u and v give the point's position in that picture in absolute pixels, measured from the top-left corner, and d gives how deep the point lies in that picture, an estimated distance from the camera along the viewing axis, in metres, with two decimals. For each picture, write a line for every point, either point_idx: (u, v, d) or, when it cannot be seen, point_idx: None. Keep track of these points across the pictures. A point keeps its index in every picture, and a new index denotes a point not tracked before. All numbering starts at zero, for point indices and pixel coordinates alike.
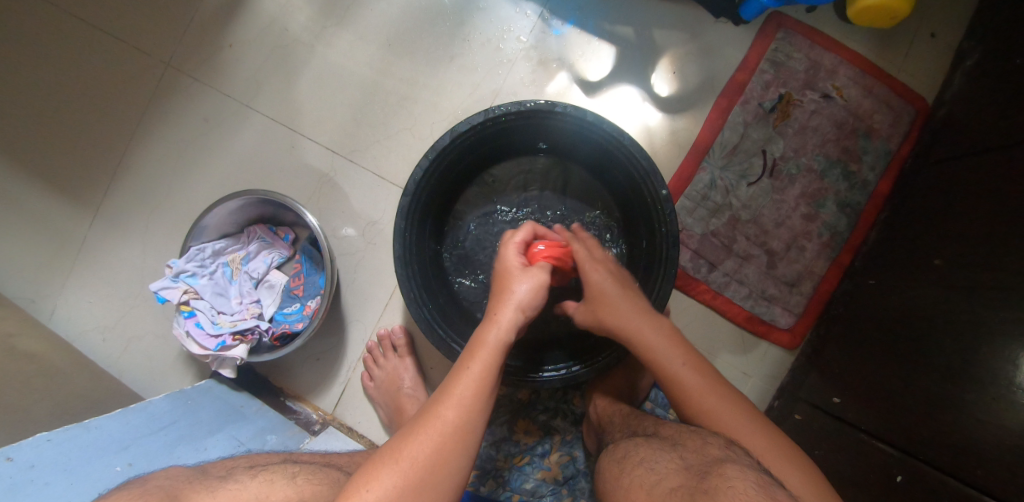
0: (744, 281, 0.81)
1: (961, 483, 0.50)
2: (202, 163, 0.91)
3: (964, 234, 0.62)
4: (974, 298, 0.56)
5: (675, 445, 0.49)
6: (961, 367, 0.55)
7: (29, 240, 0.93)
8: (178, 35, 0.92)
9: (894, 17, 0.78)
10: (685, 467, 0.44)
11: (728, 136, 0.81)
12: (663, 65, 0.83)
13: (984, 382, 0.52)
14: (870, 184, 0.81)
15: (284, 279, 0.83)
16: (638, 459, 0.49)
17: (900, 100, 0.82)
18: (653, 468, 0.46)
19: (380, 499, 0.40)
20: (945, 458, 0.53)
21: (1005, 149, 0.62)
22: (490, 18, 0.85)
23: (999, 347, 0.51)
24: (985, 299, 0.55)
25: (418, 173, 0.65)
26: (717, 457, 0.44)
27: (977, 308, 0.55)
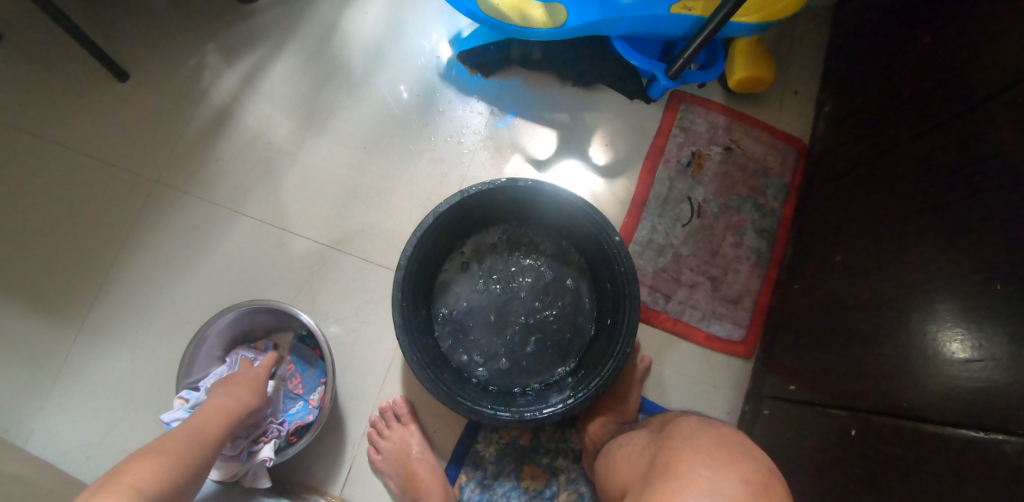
0: (696, 306, 0.94)
1: (902, 421, 0.59)
2: (191, 268, 0.97)
3: (853, 230, 0.77)
4: (873, 278, 0.69)
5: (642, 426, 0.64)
6: (880, 331, 0.66)
7: (8, 366, 0.93)
8: (165, 156, 1.02)
9: (763, 82, 1.01)
10: (649, 432, 0.59)
11: (658, 189, 0.98)
12: (597, 139, 1.01)
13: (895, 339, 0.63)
14: (776, 211, 1.00)
15: (279, 384, 0.87)
16: (617, 445, 0.63)
17: (783, 144, 1.03)
18: (627, 442, 0.61)
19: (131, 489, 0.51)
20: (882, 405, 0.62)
21: (866, 164, 0.80)
22: (449, 118, 1.01)
23: (901, 305, 0.63)
24: (881, 273, 0.68)
25: (408, 249, 0.76)
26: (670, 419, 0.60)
27: (875, 285, 0.69)
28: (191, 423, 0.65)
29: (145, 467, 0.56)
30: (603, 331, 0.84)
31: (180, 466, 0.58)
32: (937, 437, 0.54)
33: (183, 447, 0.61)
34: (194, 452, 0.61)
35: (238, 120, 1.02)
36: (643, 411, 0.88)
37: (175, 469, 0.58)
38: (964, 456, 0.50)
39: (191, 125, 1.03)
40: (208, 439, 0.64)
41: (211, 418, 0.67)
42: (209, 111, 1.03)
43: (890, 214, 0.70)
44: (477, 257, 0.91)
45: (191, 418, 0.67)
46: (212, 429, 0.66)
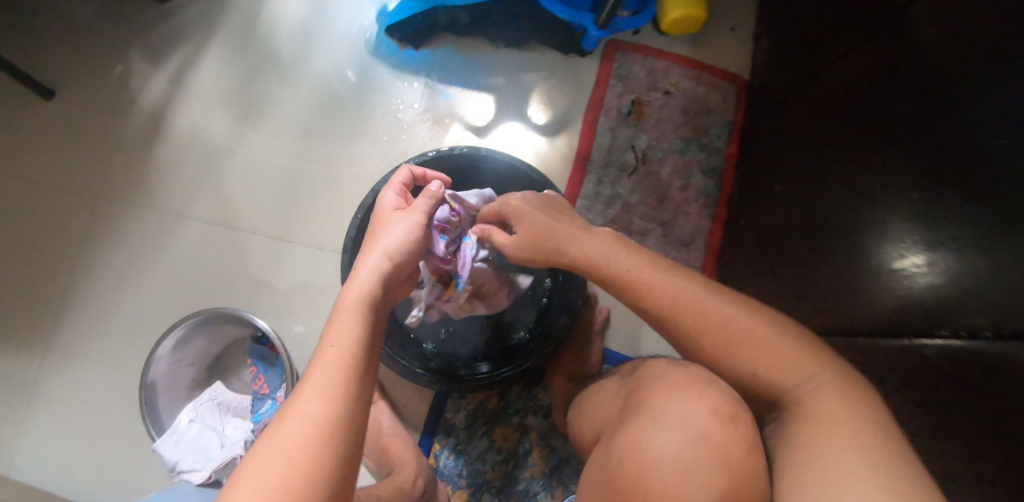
0: (649, 252, 0.94)
1: (837, 339, 0.62)
2: (145, 277, 0.93)
3: (798, 150, 0.76)
4: (824, 177, 0.67)
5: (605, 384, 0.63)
6: (817, 253, 0.67)
7: None
8: (104, 166, 0.97)
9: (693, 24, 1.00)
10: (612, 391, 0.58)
11: (601, 141, 0.98)
12: (535, 99, 1.01)
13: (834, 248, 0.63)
14: (722, 149, 0.99)
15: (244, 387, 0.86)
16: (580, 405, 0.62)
17: (723, 82, 1.03)
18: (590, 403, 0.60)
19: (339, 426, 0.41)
20: (823, 326, 0.64)
21: (807, 84, 0.78)
22: (385, 95, 1.00)
23: (854, 209, 0.61)
24: (828, 182, 0.66)
25: (352, 231, 0.77)
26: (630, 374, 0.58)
27: (813, 205, 0.69)
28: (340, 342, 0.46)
29: (283, 434, 0.40)
30: (557, 287, 0.87)
31: (326, 430, 0.40)
32: (864, 349, 0.57)
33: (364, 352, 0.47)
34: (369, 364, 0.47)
35: (172, 123, 0.99)
36: (607, 360, 0.89)
37: (343, 422, 0.41)
38: (891, 363, 0.53)
39: (127, 132, 0.99)
40: (325, 357, 0.45)
41: (336, 334, 0.47)
42: (144, 115, 1.00)
43: (837, 118, 0.67)
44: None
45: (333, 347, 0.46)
46: (327, 355, 0.45)
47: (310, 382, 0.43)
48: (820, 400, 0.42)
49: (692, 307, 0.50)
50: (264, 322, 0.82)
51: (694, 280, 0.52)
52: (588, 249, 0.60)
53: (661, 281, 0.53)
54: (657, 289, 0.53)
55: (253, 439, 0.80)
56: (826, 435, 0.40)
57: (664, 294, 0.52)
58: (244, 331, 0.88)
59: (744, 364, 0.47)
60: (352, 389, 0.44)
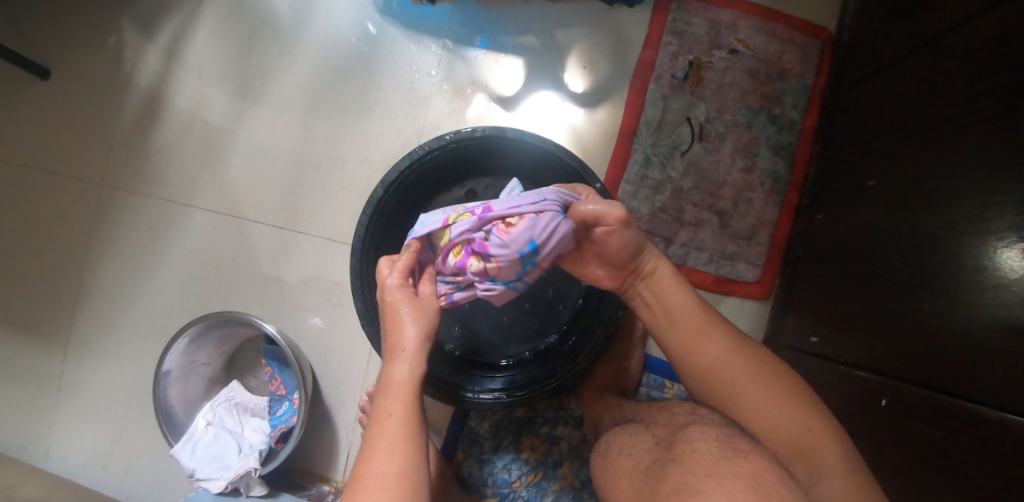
0: (702, 247, 0.82)
1: (938, 395, 0.51)
2: (156, 268, 0.88)
3: (902, 142, 0.62)
4: (930, 182, 0.56)
5: (648, 425, 0.54)
6: (926, 276, 0.54)
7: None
8: (105, 148, 0.90)
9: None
10: (656, 442, 0.48)
11: (651, 113, 0.83)
12: (572, 62, 0.86)
13: (947, 281, 0.51)
14: (797, 122, 0.83)
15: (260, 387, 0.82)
16: (617, 449, 0.53)
17: (803, 37, 0.84)
18: (630, 452, 0.51)
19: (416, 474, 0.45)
20: (921, 374, 0.53)
21: (919, 55, 0.62)
22: (397, 62, 0.87)
23: (958, 230, 0.51)
24: (944, 192, 0.54)
25: (360, 231, 0.68)
26: (681, 424, 0.49)
27: (915, 217, 0.57)
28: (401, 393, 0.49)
29: (378, 480, 0.44)
30: (594, 289, 0.77)
31: (409, 470, 0.45)
32: (982, 422, 0.46)
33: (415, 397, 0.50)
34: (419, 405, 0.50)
35: (169, 100, 0.90)
36: (648, 369, 0.80)
37: (420, 460, 0.46)
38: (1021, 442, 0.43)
39: (123, 110, 0.90)
40: (396, 405, 0.48)
41: (399, 382, 0.50)
42: (140, 90, 0.90)
43: (968, 110, 0.53)
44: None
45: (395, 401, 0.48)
46: (396, 401, 0.49)
47: (392, 429, 0.47)
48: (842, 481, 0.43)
49: (723, 370, 0.52)
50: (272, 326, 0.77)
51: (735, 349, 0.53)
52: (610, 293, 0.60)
53: (704, 341, 0.54)
54: (705, 352, 0.53)
55: (268, 445, 0.76)
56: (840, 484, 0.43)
57: (703, 354, 0.53)
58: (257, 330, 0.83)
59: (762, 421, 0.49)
60: (419, 428, 0.48)
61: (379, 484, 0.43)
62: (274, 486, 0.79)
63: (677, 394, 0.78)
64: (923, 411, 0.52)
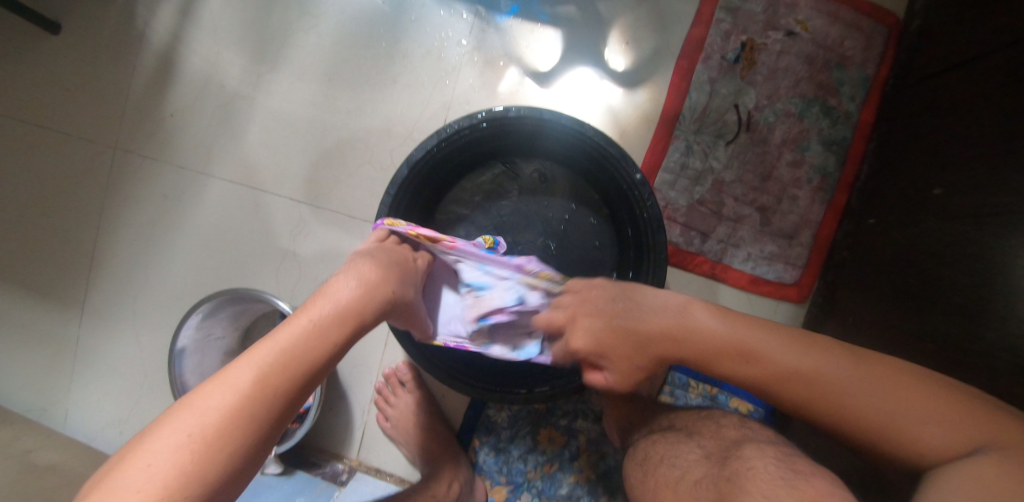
0: (740, 244, 0.78)
1: None
2: (172, 238, 0.86)
3: (969, 150, 0.57)
4: (1007, 198, 0.51)
5: (693, 434, 0.53)
6: (990, 302, 0.50)
7: (18, 351, 0.88)
8: (119, 109, 0.86)
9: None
10: (705, 456, 0.47)
11: (696, 98, 0.78)
12: (614, 38, 0.79)
13: (1013, 311, 0.48)
14: (853, 115, 0.77)
15: None
16: (659, 456, 0.52)
17: (868, 21, 0.77)
18: (674, 463, 0.49)
19: (176, 444, 0.34)
20: None
21: (998, 52, 0.57)
22: (425, 28, 0.81)
23: None
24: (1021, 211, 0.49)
25: (383, 213, 0.64)
26: (735, 440, 0.48)
27: (978, 234, 0.53)
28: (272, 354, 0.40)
29: (209, 397, 0.37)
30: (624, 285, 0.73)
31: (245, 403, 0.37)
32: None
33: (280, 371, 0.39)
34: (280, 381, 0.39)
35: (183, 60, 0.85)
36: (674, 368, 0.78)
37: (264, 410, 0.37)
38: None
39: (137, 69, 0.86)
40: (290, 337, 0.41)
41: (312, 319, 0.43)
42: (154, 49, 0.86)
43: None
44: (490, 214, 0.77)
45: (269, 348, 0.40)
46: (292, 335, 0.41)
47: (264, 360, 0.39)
48: (959, 471, 0.32)
49: (814, 376, 0.41)
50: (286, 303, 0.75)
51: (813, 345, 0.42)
52: (651, 331, 0.48)
53: (768, 346, 0.43)
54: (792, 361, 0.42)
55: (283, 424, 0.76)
56: (961, 471, 0.32)
57: (774, 360, 0.43)
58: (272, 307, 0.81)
59: (899, 429, 0.36)
60: (300, 379, 0.40)
61: (199, 398, 0.36)
62: (290, 463, 0.79)
63: (701, 395, 0.76)
64: None
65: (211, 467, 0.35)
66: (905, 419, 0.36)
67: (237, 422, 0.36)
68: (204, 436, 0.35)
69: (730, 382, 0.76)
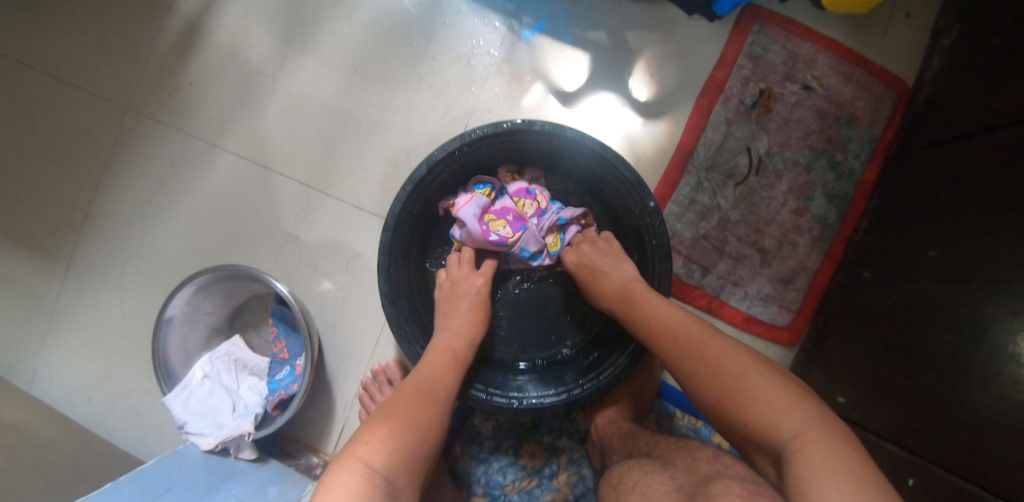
0: (738, 282, 0.80)
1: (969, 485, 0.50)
2: (172, 207, 0.85)
3: (963, 217, 0.60)
4: (999, 268, 0.53)
5: (668, 464, 0.52)
6: (976, 363, 0.52)
7: None
8: (135, 71, 0.85)
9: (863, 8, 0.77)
10: (675, 488, 0.47)
11: (711, 136, 0.80)
12: (639, 69, 0.82)
13: (998, 374, 0.49)
14: (857, 172, 0.80)
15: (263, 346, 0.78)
16: (631, 484, 0.52)
17: (880, 85, 0.80)
18: (646, 492, 0.49)
19: (383, 439, 0.45)
20: (958, 462, 0.51)
21: (998, 130, 0.60)
22: (457, 34, 0.82)
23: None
24: (1010, 280, 0.51)
25: (396, 207, 0.63)
26: (707, 476, 0.46)
27: (966, 297, 0.56)
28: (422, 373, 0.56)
29: (376, 446, 0.45)
30: None
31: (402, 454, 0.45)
32: None
33: (428, 396, 0.52)
34: (432, 402, 0.52)
35: (209, 32, 0.84)
36: (663, 396, 0.79)
37: (428, 429, 0.49)
38: None
39: (160, 34, 0.85)
40: (425, 404, 0.51)
41: (433, 392, 0.54)
42: (181, 17, 0.85)
43: None
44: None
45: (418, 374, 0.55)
46: (426, 403, 0.51)
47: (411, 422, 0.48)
48: (811, 460, 0.37)
49: (704, 356, 0.47)
50: (286, 286, 0.74)
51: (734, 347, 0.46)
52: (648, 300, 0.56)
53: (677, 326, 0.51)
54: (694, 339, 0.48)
55: (264, 409, 0.74)
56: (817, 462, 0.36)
57: (703, 356, 0.47)
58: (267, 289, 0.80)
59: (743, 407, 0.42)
60: (440, 405, 0.53)
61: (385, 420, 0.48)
62: (265, 450, 0.77)
63: (686, 427, 0.77)
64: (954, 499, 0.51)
65: (403, 466, 0.45)
66: (786, 412, 0.40)
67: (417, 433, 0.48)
68: (392, 445, 0.45)
69: None
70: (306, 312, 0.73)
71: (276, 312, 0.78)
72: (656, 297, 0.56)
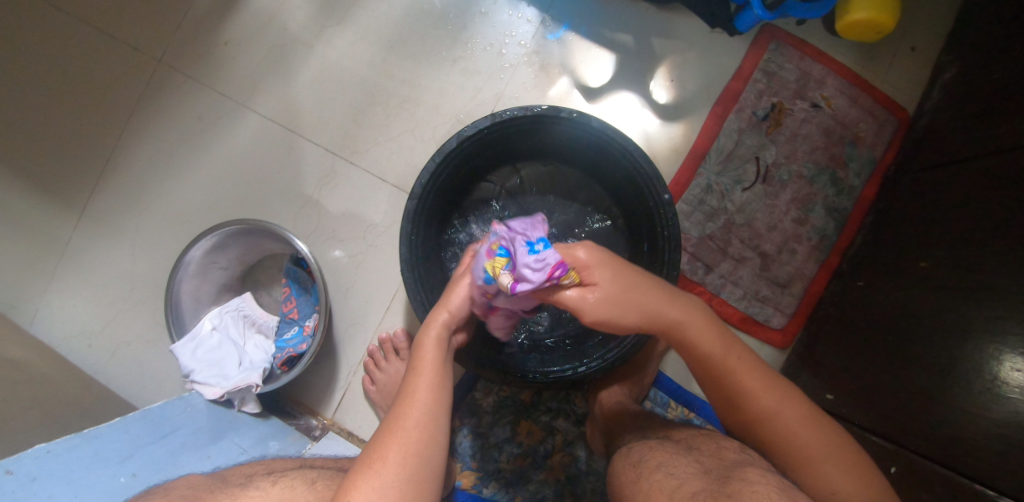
0: (738, 283, 0.84)
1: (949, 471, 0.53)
2: (194, 162, 0.86)
3: (955, 232, 0.65)
4: (987, 277, 0.57)
5: (692, 450, 0.53)
6: (960, 362, 0.56)
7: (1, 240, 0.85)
8: (171, 26, 0.87)
9: (871, 37, 0.83)
10: (704, 470, 0.47)
11: (723, 142, 0.84)
12: (661, 73, 0.86)
13: (982, 372, 0.53)
14: (856, 190, 0.85)
15: None
16: (654, 463, 0.52)
17: (883, 110, 0.86)
18: (671, 472, 0.49)
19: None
20: (938, 451, 0.55)
21: (991, 154, 0.65)
22: (491, 22, 0.86)
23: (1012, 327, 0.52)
24: (998, 289, 0.55)
25: (425, 176, 0.65)
26: (734, 461, 0.48)
27: (955, 302, 0.59)
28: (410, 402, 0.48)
29: (386, 468, 0.43)
30: None
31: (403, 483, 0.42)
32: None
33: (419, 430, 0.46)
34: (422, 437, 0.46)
35: None
36: (657, 385, 0.81)
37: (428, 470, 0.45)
38: None
39: None
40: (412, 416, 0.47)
41: (420, 399, 0.49)
42: None
43: None
44: (517, 205, 0.81)
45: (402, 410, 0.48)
46: (414, 413, 0.47)
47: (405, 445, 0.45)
48: None
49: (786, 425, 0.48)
50: (305, 246, 0.75)
51: (757, 369, 0.51)
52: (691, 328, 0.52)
53: (758, 383, 0.50)
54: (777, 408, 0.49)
55: (271, 365, 0.75)
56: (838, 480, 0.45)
57: (781, 422, 0.49)
58: (282, 248, 0.81)
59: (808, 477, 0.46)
60: (437, 430, 0.47)
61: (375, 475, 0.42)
62: (266, 408, 0.78)
63: (679, 417, 0.80)
64: (933, 485, 0.55)
65: None
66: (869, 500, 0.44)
67: (410, 483, 0.43)
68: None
69: (706, 410, 0.79)
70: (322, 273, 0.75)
71: (288, 272, 0.79)
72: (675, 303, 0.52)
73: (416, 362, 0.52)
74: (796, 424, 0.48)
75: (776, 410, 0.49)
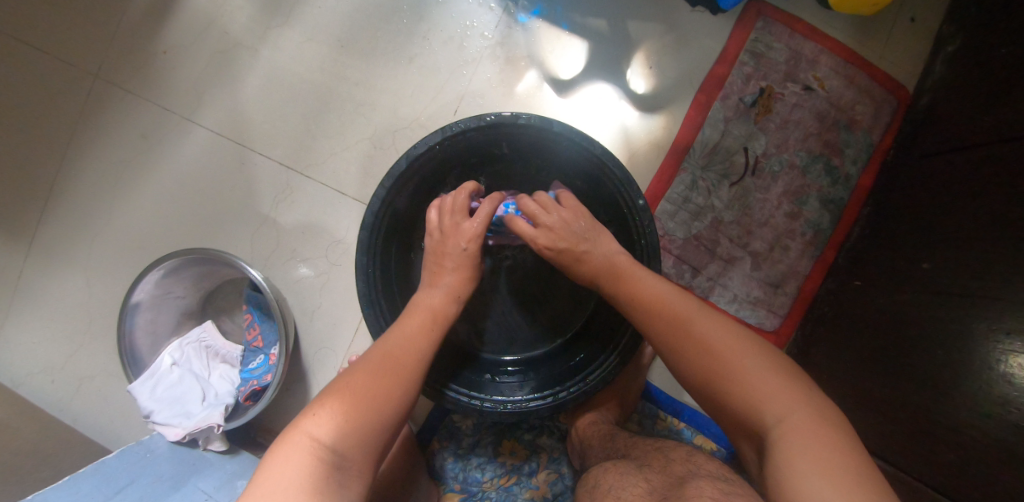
0: (728, 285, 0.79)
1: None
2: (143, 184, 0.80)
3: (958, 231, 0.59)
4: (992, 286, 0.52)
5: (642, 466, 0.50)
6: (962, 381, 0.52)
7: None
8: (105, 37, 0.80)
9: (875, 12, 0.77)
10: (648, 492, 0.45)
11: (708, 134, 0.78)
12: (638, 60, 0.79)
13: (987, 394, 0.49)
14: (853, 178, 0.79)
15: None
16: (607, 487, 0.49)
17: (881, 90, 0.79)
18: (620, 495, 0.46)
19: (331, 414, 0.42)
20: (940, 478, 0.52)
21: (997, 143, 0.59)
22: (450, 13, 0.78)
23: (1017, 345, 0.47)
24: (1004, 300, 0.50)
25: (376, 202, 0.60)
26: (680, 477, 0.44)
27: (957, 313, 0.55)
28: (399, 335, 0.51)
29: (361, 383, 0.45)
30: (608, 310, 0.71)
31: (356, 425, 0.42)
32: None
33: (398, 362, 0.47)
34: (402, 374, 0.47)
35: None
36: (645, 397, 0.78)
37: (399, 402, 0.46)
38: None
39: None
40: (382, 370, 0.46)
41: (415, 339, 0.50)
42: None
43: None
44: None
45: (391, 336, 0.50)
46: (385, 369, 0.46)
47: (366, 392, 0.44)
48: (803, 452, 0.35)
49: (709, 344, 0.43)
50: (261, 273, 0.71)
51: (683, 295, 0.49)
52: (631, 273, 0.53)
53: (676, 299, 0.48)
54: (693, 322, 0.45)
55: (236, 399, 0.71)
56: (801, 449, 0.36)
57: (690, 330, 0.45)
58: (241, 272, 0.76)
59: (724, 383, 0.42)
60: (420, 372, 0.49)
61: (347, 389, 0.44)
62: (234, 442, 0.75)
63: (669, 430, 0.76)
64: None
65: (365, 430, 0.42)
66: (777, 399, 0.39)
67: (379, 405, 0.44)
68: (352, 416, 0.42)
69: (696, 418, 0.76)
70: (280, 302, 0.70)
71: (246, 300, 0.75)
72: (643, 270, 0.52)
73: (414, 312, 0.53)
74: (708, 332, 0.44)
75: (690, 319, 0.46)
